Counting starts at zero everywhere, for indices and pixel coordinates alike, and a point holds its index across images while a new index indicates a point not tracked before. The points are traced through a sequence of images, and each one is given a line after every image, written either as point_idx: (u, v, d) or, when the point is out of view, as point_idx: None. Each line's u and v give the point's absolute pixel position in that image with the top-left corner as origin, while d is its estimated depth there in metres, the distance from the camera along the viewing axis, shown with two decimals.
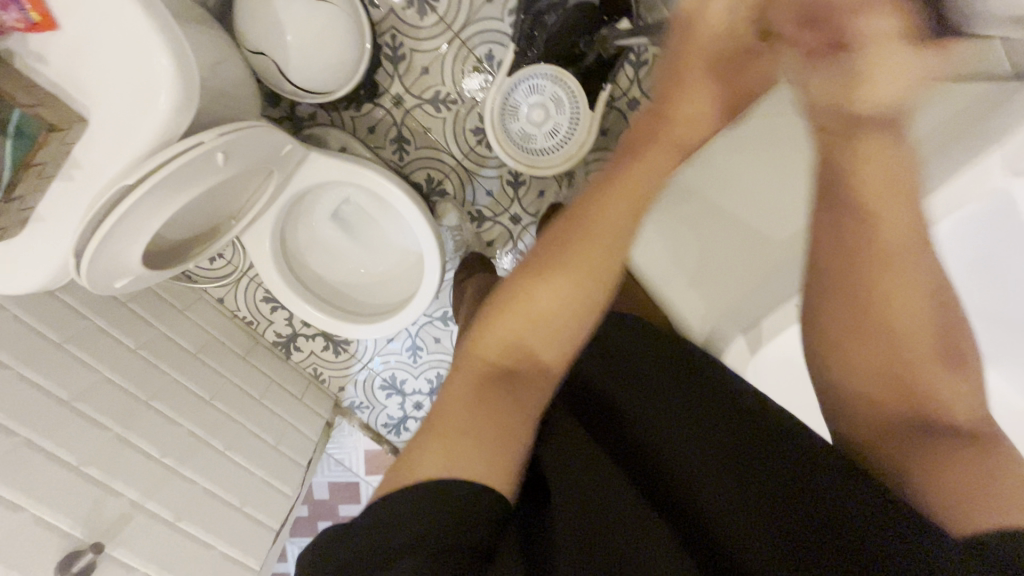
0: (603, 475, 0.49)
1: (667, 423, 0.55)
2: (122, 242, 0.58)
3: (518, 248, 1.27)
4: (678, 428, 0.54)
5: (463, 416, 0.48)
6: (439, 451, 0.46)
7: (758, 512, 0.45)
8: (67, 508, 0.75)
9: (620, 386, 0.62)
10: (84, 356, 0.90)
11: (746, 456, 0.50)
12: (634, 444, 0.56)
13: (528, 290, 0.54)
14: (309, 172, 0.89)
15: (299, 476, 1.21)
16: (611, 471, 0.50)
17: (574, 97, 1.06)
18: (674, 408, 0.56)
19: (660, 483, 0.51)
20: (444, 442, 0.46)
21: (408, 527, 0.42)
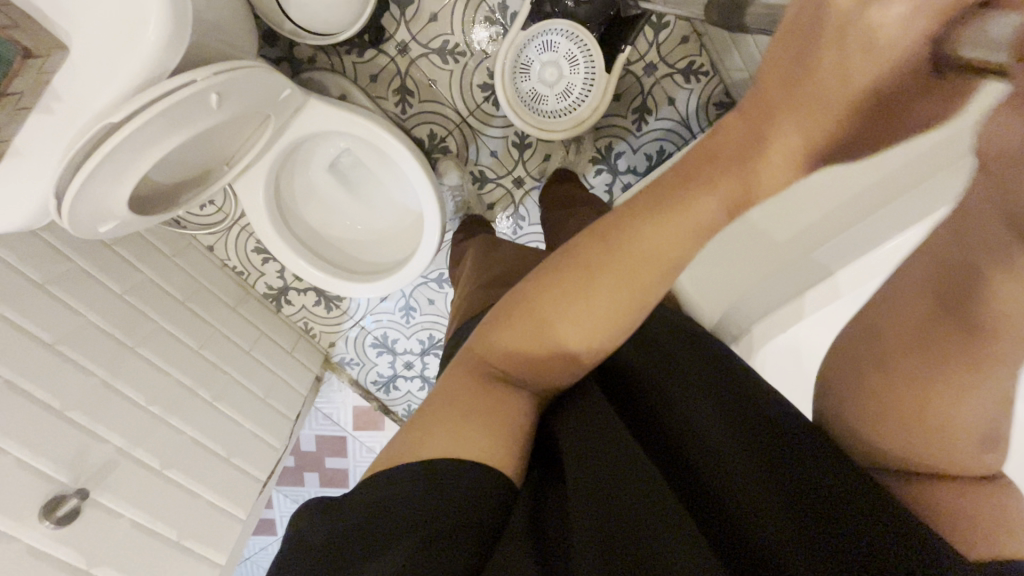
0: (617, 449, 0.48)
1: (695, 406, 0.53)
2: (107, 183, 0.55)
3: (519, 214, 1.24)
4: (705, 412, 0.52)
5: (463, 395, 0.48)
6: (435, 433, 0.45)
7: (775, 503, 0.43)
8: (50, 452, 0.74)
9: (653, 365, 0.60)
10: (69, 300, 0.87)
11: (764, 446, 0.47)
12: (660, 427, 0.53)
13: (540, 309, 0.47)
14: (307, 119, 0.85)
15: (287, 430, 1.20)
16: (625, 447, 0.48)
17: (590, 56, 1.00)
18: (702, 395, 0.54)
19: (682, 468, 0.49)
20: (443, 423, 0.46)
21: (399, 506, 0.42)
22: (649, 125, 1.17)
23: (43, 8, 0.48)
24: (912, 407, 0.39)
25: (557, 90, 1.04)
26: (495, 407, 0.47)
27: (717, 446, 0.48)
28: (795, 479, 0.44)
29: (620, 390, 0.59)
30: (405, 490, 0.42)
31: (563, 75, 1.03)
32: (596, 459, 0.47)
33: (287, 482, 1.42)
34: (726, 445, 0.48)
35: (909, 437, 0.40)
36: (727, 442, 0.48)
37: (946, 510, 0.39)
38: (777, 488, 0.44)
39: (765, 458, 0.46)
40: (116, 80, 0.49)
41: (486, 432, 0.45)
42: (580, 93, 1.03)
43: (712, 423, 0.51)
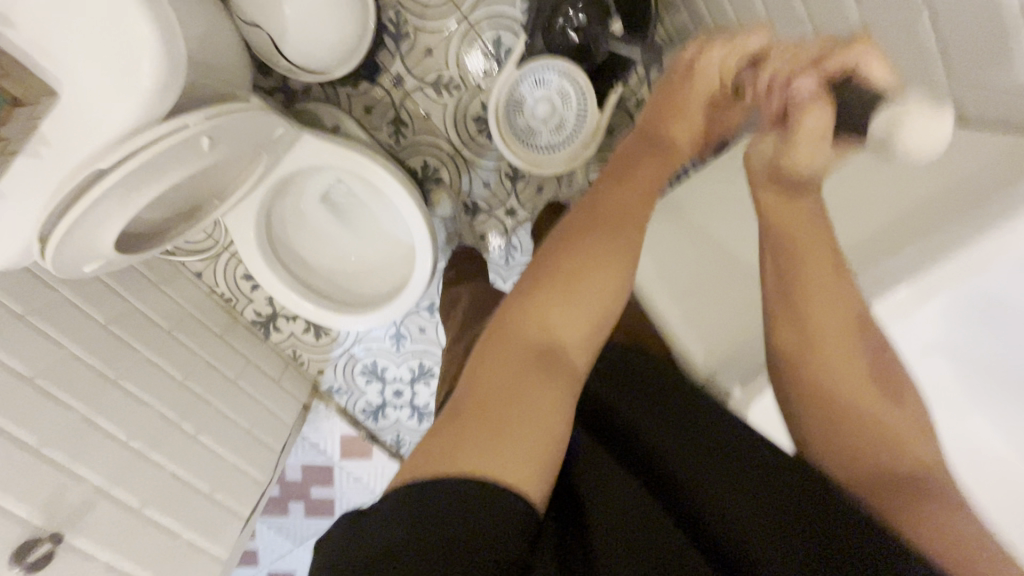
0: (637, 504, 0.49)
1: (687, 445, 0.56)
2: (95, 226, 0.54)
3: (511, 244, 1.24)
4: (698, 453, 0.54)
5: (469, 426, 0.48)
6: (480, 446, 0.46)
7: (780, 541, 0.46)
8: (25, 495, 0.71)
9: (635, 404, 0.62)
10: (51, 332, 0.85)
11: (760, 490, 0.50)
12: (653, 465, 0.56)
13: (555, 300, 0.55)
14: (300, 154, 0.85)
15: (272, 462, 1.17)
16: (643, 502, 0.50)
17: (582, 93, 1.02)
18: (691, 432, 0.57)
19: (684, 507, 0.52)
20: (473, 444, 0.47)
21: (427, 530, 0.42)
22: None
23: (34, 54, 0.48)
24: (839, 399, 0.54)
25: (550, 125, 1.05)
26: (536, 415, 0.49)
27: (712, 489, 0.51)
28: (802, 527, 0.47)
29: (611, 426, 0.62)
30: (423, 516, 0.43)
31: (557, 110, 1.04)
32: (614, 511, 0.48)
33: (271, 514, 1.38)
34: (725, 489, 0.51)
35: (850, 406, 0.54)
36: (728, 487, 0.51)
37: (927, 529, 0.47)
38: (781, 528, 0.47)
39: (763, 501, 0.49)
40: (108, 126, 0.49)
41: (520, 448, 0.47)
42: (573, 128, 1.04)
43: (704, 465, 0.53)
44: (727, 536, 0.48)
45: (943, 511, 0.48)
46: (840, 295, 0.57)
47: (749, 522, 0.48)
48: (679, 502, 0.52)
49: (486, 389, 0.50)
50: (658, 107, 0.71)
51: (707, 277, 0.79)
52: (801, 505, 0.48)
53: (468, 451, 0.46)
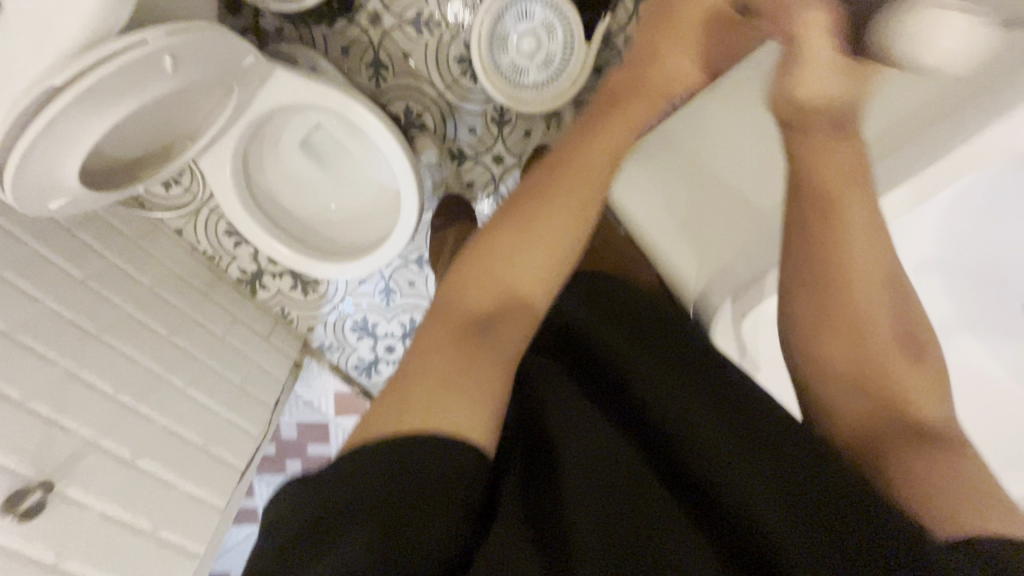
0: (590, 434, 0.47)
1: (674, 386, 0.50)
2: (55, 154, 0.51)
3: (499, 192, 1.21)
4: (684, 394, 0.49)
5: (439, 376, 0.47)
6: (414, 412, 0.45)
7: (774, 496, 0.42)
8: (11, 445, 0.70)
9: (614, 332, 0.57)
10: (24, 285, 0.83)
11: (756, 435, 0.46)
12: (633, 406, 0.51)
13: (511, 242, 0.56)
14: (274, 91, 0.81)
15: (266, 417, 1.17)
16: (601, 431, 0.48)
17: (568, 25, 0.98)
18: (679, 375, 0.51)
19: (664, 455, 0.48)
20: (426, 397, 0.46)
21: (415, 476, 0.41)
22: None
23: None
24: (851, 323, 0.53)
25: (537, 61, 1.01)
26: (468, 386, 0.47)
27: (706, 441, 0.45)
28: (772, 456, 0.44)
29: (589, 359, 0.57)
30: (359, 476, 0.41)
31: (542, 44, 1.00)
32: (590, 472, 0.45)
33: (269, 471, 1.39)
34: (698, 418, 0.47)
35: (838, 351, 0.53)
36: (699, 417, 0.47)
37: (928, 480, 0.45)
38: (770, 477, 0.43)
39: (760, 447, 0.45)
40: (56, 41, 0.45)
41: (462, 405, 0.46)
42: (561, 63, 1.00)
43: (695, 411, 0.48)
44: (694, 464, 0.45)
45: (943, 458, 0.46)
46: (865, 215, 0.55)
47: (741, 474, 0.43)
48: (642, 430, 0.50)
49: (421, 357, 0.50)
50: (652, 22, 0.73)
51: (710, 208, 0.76)
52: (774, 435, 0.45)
53: (393, 419, 0.45)
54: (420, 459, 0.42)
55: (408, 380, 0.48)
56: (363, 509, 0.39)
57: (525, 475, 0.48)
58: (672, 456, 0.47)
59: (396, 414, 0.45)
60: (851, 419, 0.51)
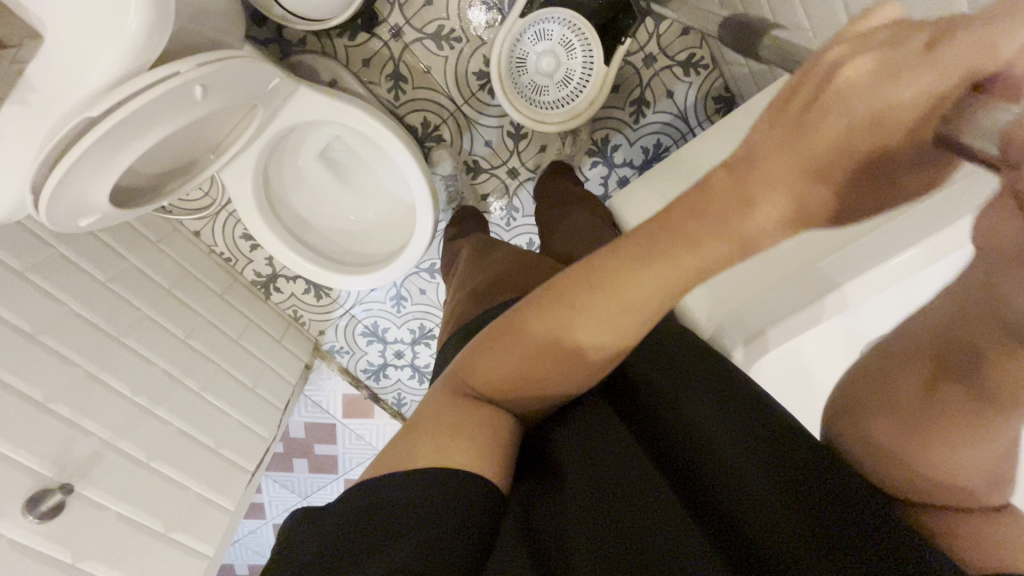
0: (603, 440, 0.50)
1: (706, 410, 0.51)
2: (88, 178, 0.53)
3: (512, 206, 1.23)
4: (714, 417, 0.50)
5: (448, 408, 0.48)
6: (428, 440, 0.45)
7: (788, 513, 0.41)
8: (34, 447, 0.72)
9: (660, 369, 0.57)
10: (49, 288, 0.86)
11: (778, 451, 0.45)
12: (661, 429, 0.52)
13: (565, 328, 0.46)
14: (297, 108, 0.82)
15: (276, 419, 1.18)
16: (614, 439, 0.50)
17: (587, 44, 0.98)
18: (712, 401, 0.52)
19: (685, 473, 0.48)
20: (433, 436, 0.46)
21: (424, 517, 0.41)
22: (646, 118, 1.16)
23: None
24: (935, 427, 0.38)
25: (556, 79, 1.02)
26: (479, 414, 0.48)
27: (726, 458, 0.46)
28: (786, 464, 0.43)
29: (626, 389, 0.58)
30: (385, 501, 0.42)
31: (561, 62, 1.01)
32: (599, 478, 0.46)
33: (277, 469, 1.42)
34: (715, 429, 0.48)
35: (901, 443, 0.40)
36: (715, 428, 0.48)
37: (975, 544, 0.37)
38: (785, 494, 0.42)
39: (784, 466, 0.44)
40: (94, 73, 0.47)
41: (473, 441, 0.46)
42: (580, 80, 1.01)
43: (722, 433, 0.48)
44: (710, 478, 0.45)
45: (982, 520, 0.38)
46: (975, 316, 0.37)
47: (758, 490, 0.43)
48: (661, 440, 0.51)
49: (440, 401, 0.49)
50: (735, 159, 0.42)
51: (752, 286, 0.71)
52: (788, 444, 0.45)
53: (417, 447, 0.45)
54: (429, 499, 0.42)
55: (423, 420, 0.48)
56: (382, 536, 0.40)
57: (539, 486, 0.49)
58: (693, 474, 0.47)
59: (405, 454, 0.45)
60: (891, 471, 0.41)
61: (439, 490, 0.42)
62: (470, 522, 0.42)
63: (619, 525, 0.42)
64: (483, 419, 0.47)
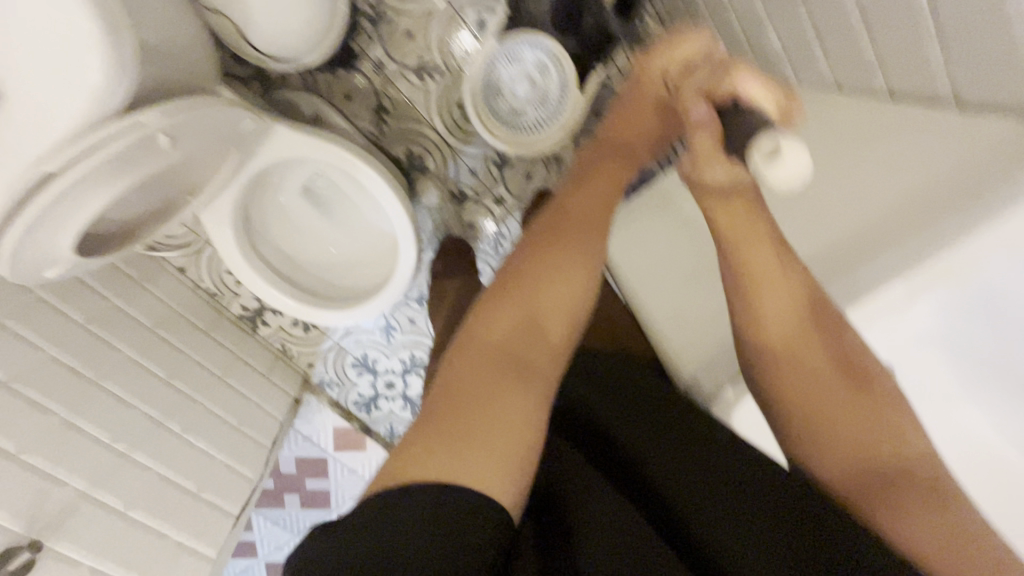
0: (621, 522, 0.53)
1: (675, 461, 0.61)
2: (53, 230, 0.52)
3: (500, 233, 1.22)
4: (681, 467, 0.60)
5: (470, 408, 0.53)
6: (451, 449, 0.50)
7: (775, 554, 0.50)
8: (5, 502, 0.70)
9: (611, 410, 0.68)
10: (25, 333, 0.85)
11: (755, 510, 0.54)
12: (642, 478, 0.61)
13: (537, 270, 0.63)
14: (274, 148, 0.81)
15: (264, 457, 1.15)
16: (628, 517, 0.54)
17: (562, 65, 0.98)
18: (675, 448, 0.62)
19: (665, 517, 0.58)
20: (452, 444, 0.51)
21: (461, 554, 0.46)
22: None
23: None
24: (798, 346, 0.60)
25: (534, 101, 1.01)
26: (497, 389, 0.55)
27: (704, 507, 0.56)
28: (767, 527, 0.52)
29: (592, 436, 0.67)
30: (411, 528, 0.46)
31: (539, 87, 1.00)
32: (603, 516, 0.53)
33: (267, 505, 1.37)
34: (718, 510, 0.55)
35: (806, 366, 0.59)
36: (711, 502, 0.56)
37: (915, 536, 0.50)
38: (772, 537, 0.52)
39: (748, 516, 0.54)
40: (53, 126, 0.46)
41: (491, 455, 0.51)
42: (560, 103, 1.00)
43: (689, 484, 0.58)
44: (691, 520, 0.56)
45: (925, 496, 0.51)
46: (756, 225, 0.64)
47: (745, 546, 0.52)
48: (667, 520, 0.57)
49: (455, 396, 0.54)
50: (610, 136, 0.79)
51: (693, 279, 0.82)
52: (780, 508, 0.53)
53: (439, 454, 0.50)
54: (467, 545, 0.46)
55: (435, 428, 0.52)
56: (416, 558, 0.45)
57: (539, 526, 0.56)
58: (676, 517, 0.57)
59: (414, 457, 0.51)
60: (840, 467, 0.56)
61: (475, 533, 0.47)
62: (489, 553, 0.47)
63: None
64: (519, 396, 0.55)
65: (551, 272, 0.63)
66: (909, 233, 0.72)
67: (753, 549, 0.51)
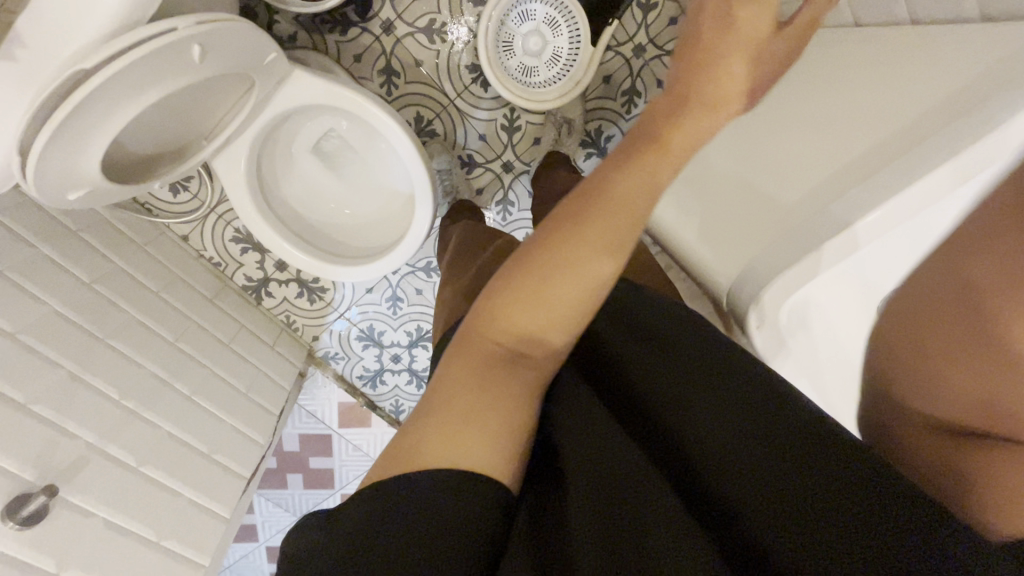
0: (596, 448, 0.44)
1: (732, 435, 0.42)
2: (78, 142, 0.51)
3: (507, 199, 1.23)
4: (739, 428, 0.42)
5: (474, 377, 0.43)
6: (440, 433, 0.41)
7: (798, 512, 0.37)
8: (15, 450, 0.68)
9: (659, 357, 0.49)
10: (29, 287, 0.83)
11: (790, 450, 0.39)
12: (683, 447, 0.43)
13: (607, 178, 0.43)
14: (290, 94, 0.80)
15: (272, 424, 1.13)
16: (616, 456, 0.43)
17: (573, 18, 0.98)
18: (745, 423, 0.42)
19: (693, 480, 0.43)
20: (443, 423, 0.41)
21: (452, 527, 0.38)
22: (638, 108, 1.17)
23: None
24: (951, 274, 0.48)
25: (545, 58, 1.02)
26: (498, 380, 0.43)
27: (741, 464, 0.40)
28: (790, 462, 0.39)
29: (628, 402, 0.49)
30: (390, 521, 0.38)
31: (548, 41, 1.01)
32: (587, 467, 0.42)
33: (270, 485, 1.37)
34: (711, 426, 0.43)
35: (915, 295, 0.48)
36: (729, 445, 0.41)
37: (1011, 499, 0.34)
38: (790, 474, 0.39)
39: (782, 468, 0.39)
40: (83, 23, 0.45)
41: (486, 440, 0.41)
42: (569, 58, 1.01)
43: (746, 455, 0.40)
44: (709, 472, 0.42)
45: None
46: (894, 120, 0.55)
47: (747, 483, 0.40)
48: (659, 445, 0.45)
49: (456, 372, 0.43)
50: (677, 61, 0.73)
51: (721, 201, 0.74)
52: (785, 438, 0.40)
53: (427, 442, 0.41)
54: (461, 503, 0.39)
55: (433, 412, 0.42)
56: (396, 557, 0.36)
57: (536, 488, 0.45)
58: (698, 477, 0.42)
59: (410, 450, 0.41)
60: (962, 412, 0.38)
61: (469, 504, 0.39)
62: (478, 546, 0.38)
63: (621, 558, 0.36)
64: (500, 388, 0.42)
65: (619, 164, 0.44)
66: (937, 116, 0.53)
67: (766, 496, 0.39)
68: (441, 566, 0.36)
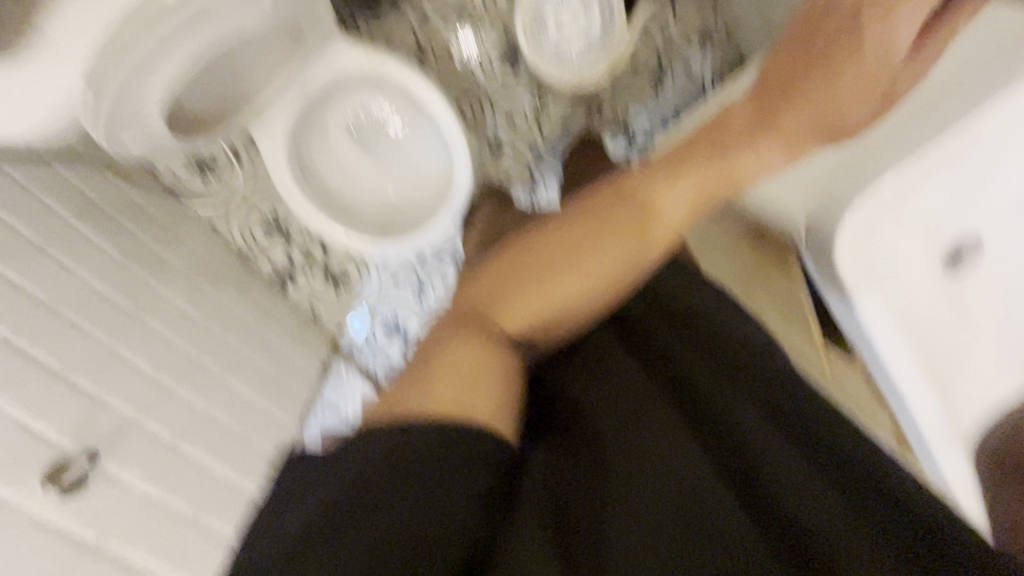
0: (637, 416, 0.51)
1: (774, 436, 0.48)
2: (142, 71, 0.55)
3: (538, 182, 1.20)
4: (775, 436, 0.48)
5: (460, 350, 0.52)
6: (431, 394, 0.48)
7: (840, 522, 0.43)
8: (55, 416, 0.66)
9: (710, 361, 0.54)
10: (66, 260, 0.81)
11: (837, 482, 0.46)
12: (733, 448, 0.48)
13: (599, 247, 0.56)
14: (334, 65, 0.82)
15: (300, 410, 1.10)
16: (658, 430, 0.49)
17: None
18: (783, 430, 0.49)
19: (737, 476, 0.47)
20: (432, 384, 0.49)
21: (435, 505, 0.41)
22: (666, 90, 1.17)
23: None
24: None
25: None
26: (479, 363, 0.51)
27: (781, 473, 0.46)
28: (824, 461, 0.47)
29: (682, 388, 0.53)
30: (379, 495, 0.41)
31: None
32: (639, 464, 0.47)
33: None
34: (756, 420, 0.49)
35: None
36: (769, 434, 0.49)
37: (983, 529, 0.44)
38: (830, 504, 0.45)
39: (831, 485, 0.46)
40: None
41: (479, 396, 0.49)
42: None
43: (791, 463, 0.47)
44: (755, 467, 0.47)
45: None
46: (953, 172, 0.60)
47: (821, 515, 0.44)
48: (692, 416, 0.51)
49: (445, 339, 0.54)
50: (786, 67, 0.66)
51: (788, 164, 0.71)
52: (827, 449, 0.47)
53: (419, 397, 0.48)
54: (466, 451, 0.44)
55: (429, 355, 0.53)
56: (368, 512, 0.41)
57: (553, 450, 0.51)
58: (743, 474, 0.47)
59: (397, 397, 0.49)
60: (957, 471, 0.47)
61: (472, 446, 0.44)
62: (458, 543, 0.41)
63: (679, 551, 0.42)
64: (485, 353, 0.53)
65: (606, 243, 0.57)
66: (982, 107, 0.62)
67: (833, 520, 0.43)
68: (427, 556, 0.39)
